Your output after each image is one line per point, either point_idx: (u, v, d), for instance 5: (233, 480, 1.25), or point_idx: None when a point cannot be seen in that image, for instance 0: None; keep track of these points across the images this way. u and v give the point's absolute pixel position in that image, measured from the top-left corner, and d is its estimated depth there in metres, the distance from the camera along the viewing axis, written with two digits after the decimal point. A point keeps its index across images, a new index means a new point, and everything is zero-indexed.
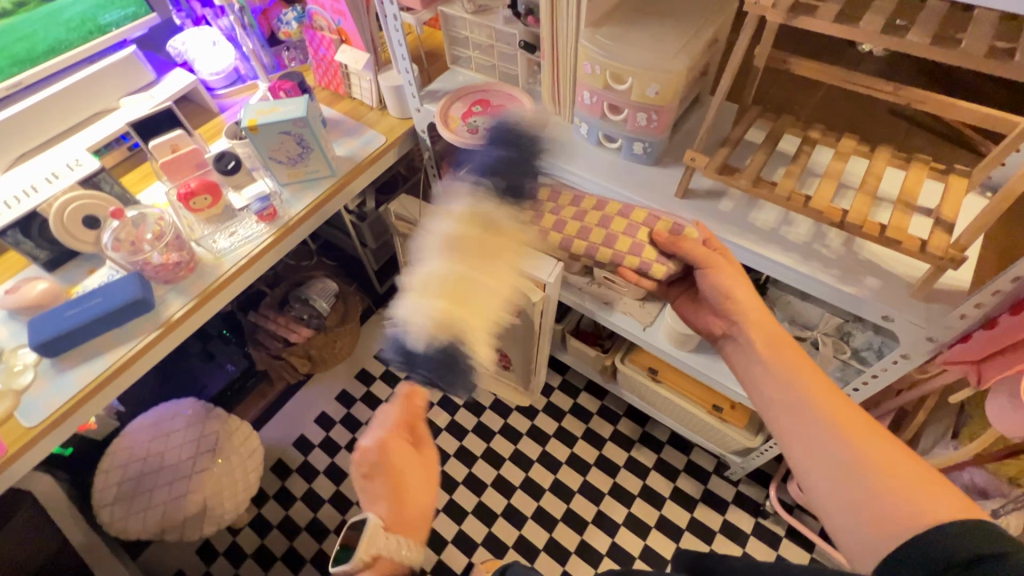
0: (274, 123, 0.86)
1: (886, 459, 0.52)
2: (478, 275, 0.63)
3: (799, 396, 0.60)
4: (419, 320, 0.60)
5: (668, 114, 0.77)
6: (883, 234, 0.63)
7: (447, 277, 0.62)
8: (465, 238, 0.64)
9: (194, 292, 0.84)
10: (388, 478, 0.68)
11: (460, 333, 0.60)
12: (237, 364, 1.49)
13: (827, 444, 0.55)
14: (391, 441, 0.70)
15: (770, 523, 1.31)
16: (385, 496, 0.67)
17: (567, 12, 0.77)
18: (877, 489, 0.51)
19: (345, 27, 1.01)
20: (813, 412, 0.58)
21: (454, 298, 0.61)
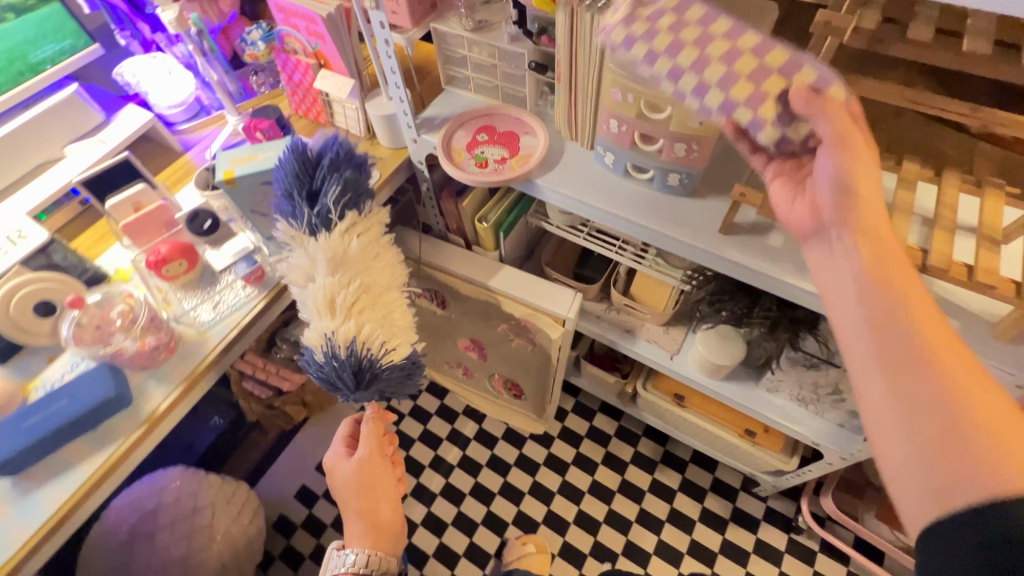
0: (254, 174, 0.74)
1: (986, 405, 0.41)
2: (349, 280, 0.71)
3: (894, 319, 0.46)
4: (309, 345, 0.70)
5: (711, 143, 0.68)
6: (973, 277, 0.56)
7: (320, 295, 0.70)
8: (312, 261, 0.71)
9: (179, 378, 0.73)
10: (339, 492, 0.82)
11: (335, 337, 0.68)
12: (225, 416, 1.37)
13: (908, 379, 0.43)
14: (333, 462, 0.83)
15: (804, 538, 1.27)
16: (342, 504, 0.81)
17: (589, 31, 0.67)
18: (959, 434, 0.40)
19: (324, 50, 0.89)
20: (899, 340, 0.45)
21: (323, 311, 0.70)
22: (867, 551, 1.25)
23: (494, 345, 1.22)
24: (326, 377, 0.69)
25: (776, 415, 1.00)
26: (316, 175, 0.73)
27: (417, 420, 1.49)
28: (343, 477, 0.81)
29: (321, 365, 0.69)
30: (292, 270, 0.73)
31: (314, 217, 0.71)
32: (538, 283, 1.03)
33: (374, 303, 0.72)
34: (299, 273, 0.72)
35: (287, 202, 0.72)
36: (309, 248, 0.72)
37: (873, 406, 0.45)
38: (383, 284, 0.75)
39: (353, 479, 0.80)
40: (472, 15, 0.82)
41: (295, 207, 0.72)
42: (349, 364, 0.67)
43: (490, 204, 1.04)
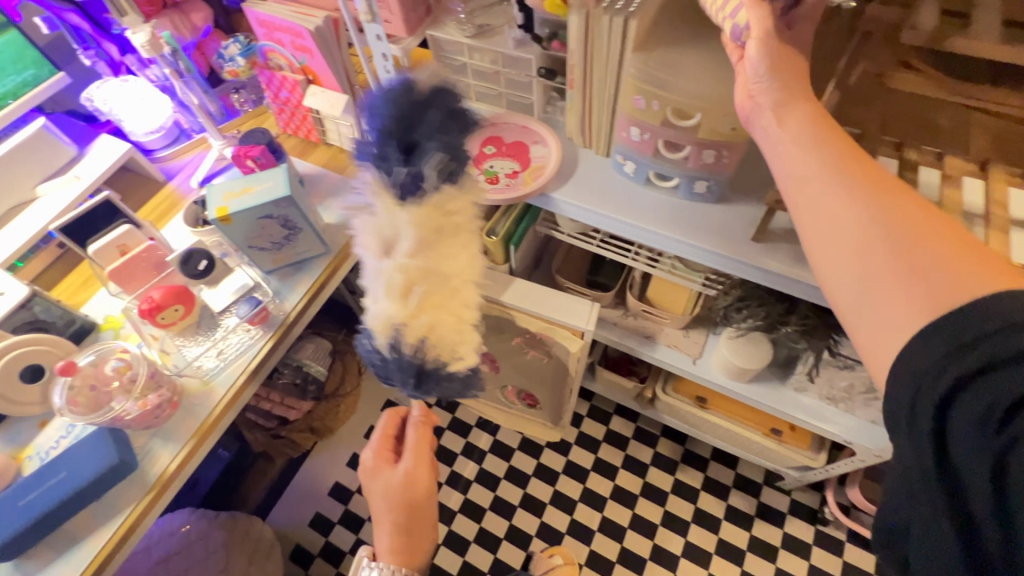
0: (250, 209, 0.68)
1: (921, 233, 0.39)
2: (437, 264, 0.51)
3: (815, 168, 0.44)
4: (377, 330, 0.53)
5: (741, 149, 0.64)
6: None
7: (393, 277, 0.50)
8: (392, 231, 0.49)
9: (186, 435, 0.68)
10: (377, 497, 0.73)
11: (406, 336, 0.52)
12: (229, 449, 1.32)
13: (838, 223, 0.42)
14: (370, 459, 0.75)
15: (831, 529, 1.27)
16: (376, 510, 0.73)
17: (607, 34, 0.62)
18: (903, 264, 0.38)
19: (312, 65, 0.82)
20: (825, 184, 0.43)
21: (393, 300, 0.50)
22: None
23: (507, 359, 1.17)
24: (387, 365, 0.55)
25: (806, 415, 0.96)
26: (418, 127, 0.48)
27: None
28: (383, 481, 0.73)
29: (386, 354, 0.53)
30: (363, 231, 0.51)
31: (404, 178, 0.47)
32: (554, 298, 0.99)
33: (460, 296, 0.53)
34: (371, 237, 0.51)
35: (374, 149, 0.48)
36: (388, 213, 0.49)
37: (819, 259, 0.43)
38: (468, 272, 0.53)
39: (396, 489, 0.72)
40: (472, 21, 0.76)
41: (379, 159, 0.48)
42: (412, 366, 0.53)
43: (497, 216, 0.99)
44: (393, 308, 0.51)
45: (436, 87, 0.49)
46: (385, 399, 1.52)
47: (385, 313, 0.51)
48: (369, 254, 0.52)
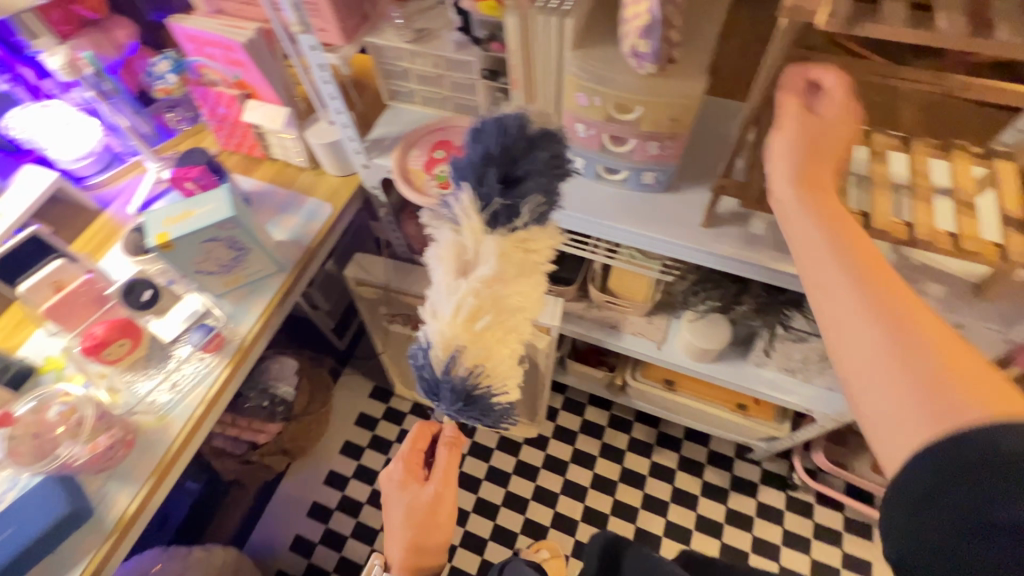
0: (193, 234, 0.65)
1: (946, 350, 0.36)
2: (506, 294, 0.47)
3: (832, 264, 0.41)
4: (437, 352, 0.48)
5: (684, 140, 0.65)
6: (959, 246, 0.57)
7: (465, 302, 0.45)
8: (473, 253, 0.45)
9: (145, 473, 0.65)
10: (398, 510, 0.72)
11: (464, 356, 0.47)
12: (198, 480, 1.27)
13: (846, 325, 0.39)
14: (398, 470, 0.73)
15: (800, 493, 1.32)
16: (392, 523, 0.73)
17: (544, 34, 0.63)
18: (911, 386, 0.35)
19: (248, 79, 0.79)
20: (838, 281, 0.40)
21: (458, 325, 0.46)
22: (859, 495, 1.31)
23: None
24: (432, 381, 0.49)
25: (768, 388, 1.00)
26: (522, 164, 0.44)
27: None
28: (408, 495, 0.72)
29: (438, 374, 0.48)
30: (440, 246, 0.47)
31: (500, 207, 0.44)
32: None
33: (519, 327, 0.50)
34: (447, 255, 0.46)
35: (471, 170, 0.44)
36: (468, 242, 0.45)
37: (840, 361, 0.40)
38: (534, 308, 0.50)
39: (418, 507, 0.71)
40: (410, 25, 0.75)
41: (479, 184, 0.43)
42: (460, 389, 0.48)
43: None
44: (456, 330, 0.46)
45: (546, 129, 0.45)
46: (357, 412, 1.49)
47: (447, 334, 0.46)
48: (439, 278, 0.47)
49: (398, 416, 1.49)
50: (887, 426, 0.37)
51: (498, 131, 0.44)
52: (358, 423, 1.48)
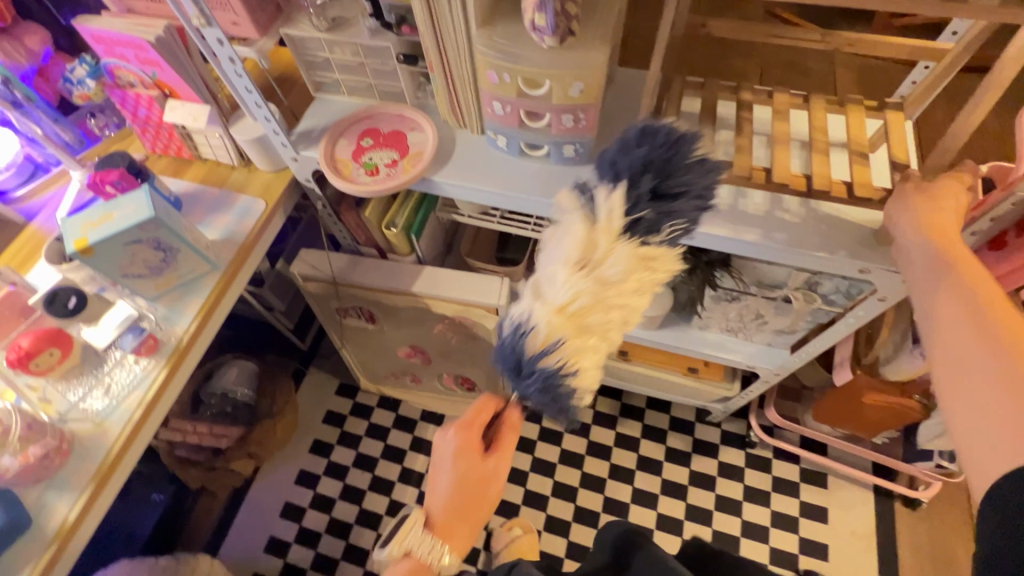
0: (114, 237, 0.65)
1: None
2: (618, 296, 0.52)
3: (950, 303, 0.46)
4: (539, 337, 0.52)
5: (597, 111, 0.67)
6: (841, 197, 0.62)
7: (579, 300, 0.51)
8: (604, 252, 0.50)
9: (83, 481, 0.65)
10: (449, 474, 0.68)
11: (563, 352, 0.52)
12: (165, 491, 1.29)
13: (963, 359, 0.43)
14: (459, 438, 0.68)
15: (758, 450, 1.38)
16: (437, 484, 0.69)
17: (451, 15, 0.64)
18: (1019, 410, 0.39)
19: (165, 78, 0.78)
20: (961, 326, 0.44)
21: (567, 314, 0.52)
22: (812, 446, 1.37)
23: (435, 347, 1.20)
24: (515, 363, 0.55)
25: (712, 348, 1.04)
26: (681, 181, 0.51)
27: (375, 438, 1.46)
28: (463, 463, 0.68)
29: (530, 357, 0.53)
30: (565, 237, 0.51)
31: (644, 218, 0.50)
32: (459, 276, 1.01)
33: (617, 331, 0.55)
34: (573, 243, 0.51)
35: (629, 176, 0.50)
36: (598, 243, 0.50)
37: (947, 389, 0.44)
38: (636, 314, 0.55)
39: (470, 475, 0.68)
40: (324, 13, 0.75)
41: (633, 186, 0.50)
42: (549, 378, 0.53)
43: (395, 207, 0.99)
44: (555, 320, 0.52)
45: (707, 159, 0.52)
46: (325, 410, 1.49)
47: (549, 326, 0.51)
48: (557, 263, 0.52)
49: (366, 411, 1.50)
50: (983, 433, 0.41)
51: (667, 148, 0.51)
52: (327, 421, 1.48)
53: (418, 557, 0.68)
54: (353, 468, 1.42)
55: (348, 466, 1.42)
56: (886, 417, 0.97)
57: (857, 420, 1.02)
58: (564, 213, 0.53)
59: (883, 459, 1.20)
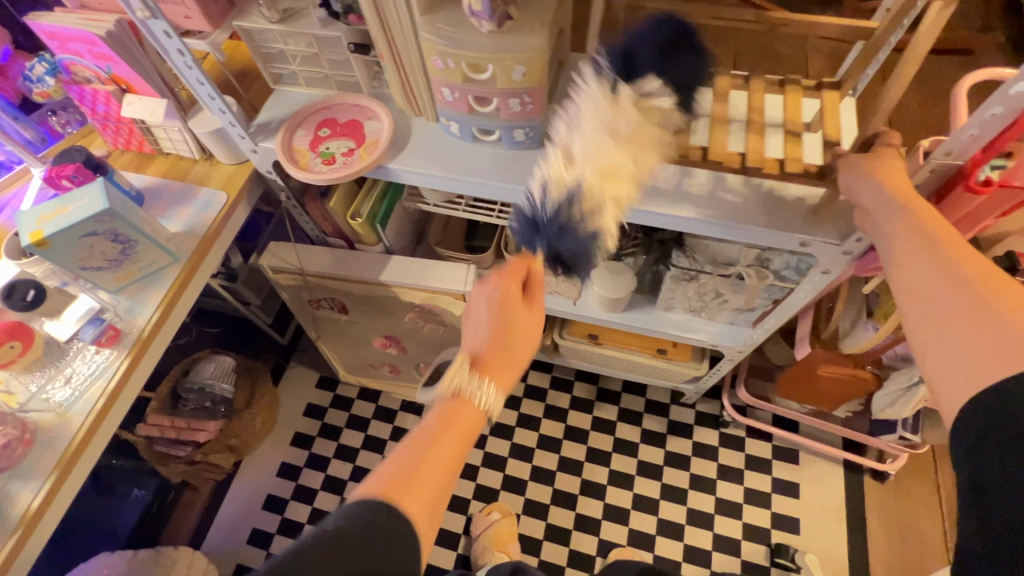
0: (69, 228, 0.66)
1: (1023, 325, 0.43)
2: (637, 162, 0.55)
3: (926, 261, 0.49)
4: (585, 200, 0.55)
5: (542, 94, 0.69)
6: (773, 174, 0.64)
7: (610, 161, 0.54)
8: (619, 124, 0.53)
9: (47, 469, 0.66)
10: (486, 326, 0.62)
11: (597, 211, 0.55)
12: (146, 486, 1.30)
13: (944, 320, 0.47)
14: (502, 289, 0.63)
15: (732, 429, 1.40)
16: (476, 327, 0.63)
17: (393, 3, 0.65)
18: (990, 338, 0.44)
19: (120, 73, 0.79)
20: (938, 287, 0.48)
21: (602, 176, 0.55)
22: (784, 424, 1.40)
23: (409, 336, 1.22)
24: (555, 229, 0.56)
25: (677, 329, 1.05)
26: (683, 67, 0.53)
27: (356, 429, 1.48)
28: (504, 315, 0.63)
29: (571, 221, 0.55)
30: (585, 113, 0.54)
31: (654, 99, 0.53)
32: (428, 264, 1.02)
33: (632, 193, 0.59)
34: (594, 116, 0.53)
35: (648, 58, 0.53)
36: (642, 123, 0.54)
37: (927, 348, 0.48)
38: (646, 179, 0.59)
39: (513, 311, 0.63)
40: (274, 5, 0.76)
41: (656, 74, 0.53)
42: (586, 238, 0.56)
43: (360, 197, 1.01)
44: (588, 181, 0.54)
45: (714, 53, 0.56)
46: (305, 403, 1.51)
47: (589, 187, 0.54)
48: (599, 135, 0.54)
49: (346, 403, 1.51)
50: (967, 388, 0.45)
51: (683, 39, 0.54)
52: (307, 414, 1.50)
53: (461, 395, 0.59)
54: (334, 459, 1.44)
55: (330, 457, 1.44)
56: (844, 389, 0.99)
57: (816, 393, 1.04)
58: (603, 83, 0.54)
59: (851, 433, 1.23)
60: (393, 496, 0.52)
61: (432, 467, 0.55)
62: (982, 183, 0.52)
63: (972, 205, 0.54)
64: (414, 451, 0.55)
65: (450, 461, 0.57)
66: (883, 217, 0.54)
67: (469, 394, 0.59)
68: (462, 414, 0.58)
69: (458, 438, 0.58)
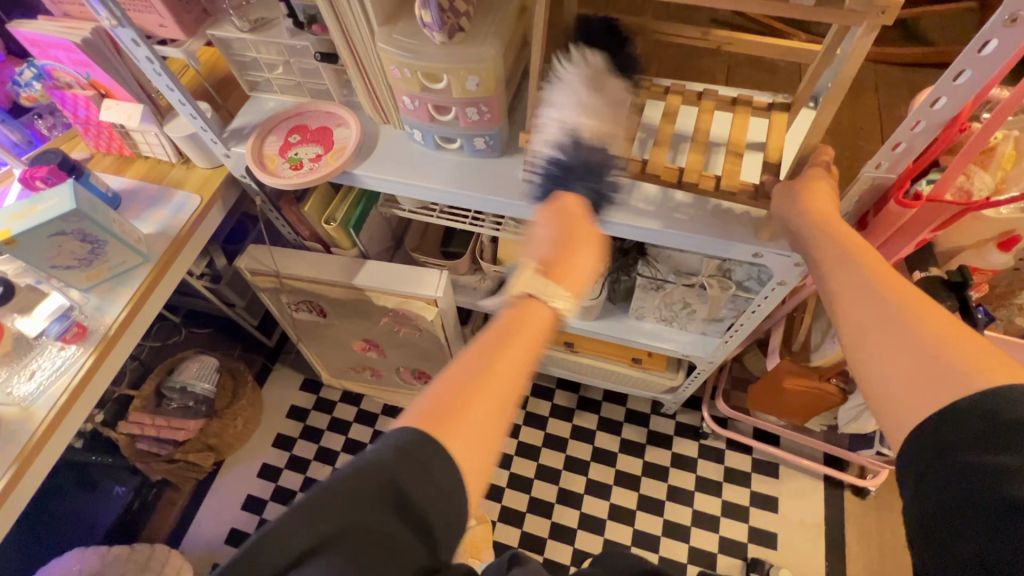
0: (37, 228, 0.68)
1: (946, 346, 0.43)
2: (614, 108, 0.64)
3: (863, 282, 0.50)
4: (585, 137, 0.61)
5: (498, 103, 0.70)
6: (719, 186, 0.66)
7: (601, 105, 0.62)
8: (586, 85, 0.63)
9: (8, 461, 0.68)
10: (543, 240, 0.59)
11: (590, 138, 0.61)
12: (127, 483, 1.32)
13: (872, 340, 0.47)
14: (565, 208, 0.60)
15: (712, 441, 1.40)
16: (540, 235, 0.60)
17: (352, 13, 0.67)
18: (923, 368, 0.43)
19: (98, 79, 0.82)
20: (868, 309, 0.48)
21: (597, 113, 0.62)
22: (766, 438, 1.39)
23: (387, 339, 1.23)
24: (579, 166, 0.62)
25: (647, 338, 1.05)
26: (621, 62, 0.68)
27: (337, 432, 1.49)
28: (563, 230, 0.59)
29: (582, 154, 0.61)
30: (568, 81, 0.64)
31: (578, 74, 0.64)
32: (400, 268, 1.04)
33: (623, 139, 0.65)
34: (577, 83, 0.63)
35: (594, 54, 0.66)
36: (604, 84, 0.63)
37: (861, 368, 0.48)
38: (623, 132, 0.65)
39: (577, 224, 0.60)
40: (246, 15, 0.78)
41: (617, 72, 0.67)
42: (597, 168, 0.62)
43: (336, 202, 1.03)
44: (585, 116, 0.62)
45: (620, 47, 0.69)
46: (289, 404, 1.52)
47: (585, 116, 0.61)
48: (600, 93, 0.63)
49: (329, 406, 1.52)
50: (899, 409, 0.44)
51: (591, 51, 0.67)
52: (291, 415, 1.51)
53: (532, 301, 0.55)
54: (315, 461, 1.45)
55: (311, 459, 1.45)
56: (808, 402, 0.99)
57: (783, 405, 1.03)
58: (594, 61, 0.66)
59: (829, 447, 1.22)
60: (435, 430, 0.46)
61: (490, 387, 0.49)
62: (910, 199, 0.56)
63: (904, 219, 0.58)
64: (465, 367, 0.49)
65: (518, 372, 0.51)
66: (825, 244, 0.55)
67: (540, 298, 0.55)
68: (532, 317, 0.54)
69: (528, 344, 0.53)
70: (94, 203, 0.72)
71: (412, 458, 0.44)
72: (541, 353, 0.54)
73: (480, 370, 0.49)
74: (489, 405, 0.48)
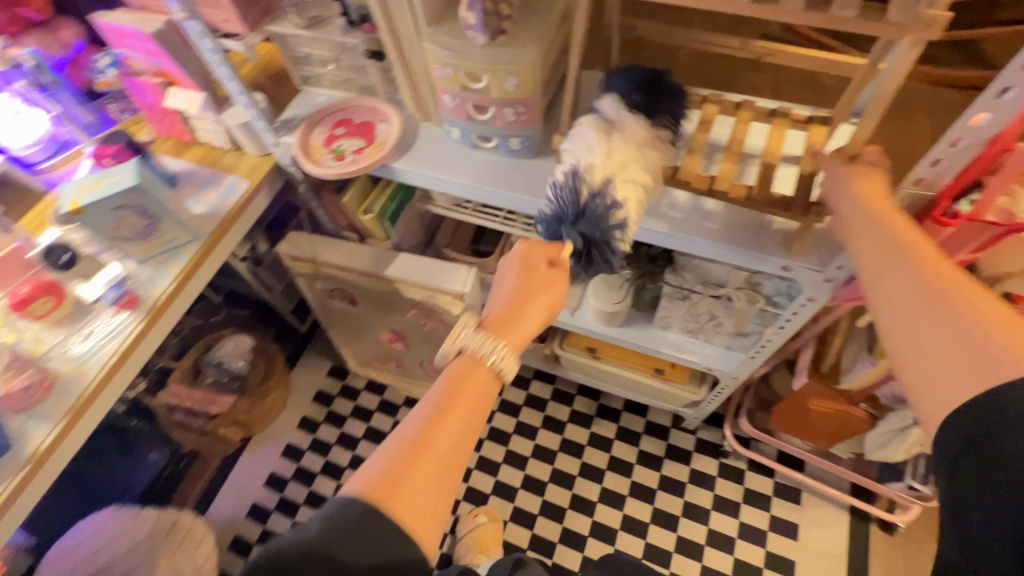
0: (103, 201, 0.73)
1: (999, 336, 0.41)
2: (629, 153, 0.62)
3: (904, 270, 0.47)
4: (594, 177, 0.61)
5: (534, 105, 0.72)
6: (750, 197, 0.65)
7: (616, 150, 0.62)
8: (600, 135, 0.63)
9: (59, 414, 0.74)
10: (501, 294, 0.63)
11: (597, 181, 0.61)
12: (161, 451, 1.39)
13: (913, 329, 0.45)
14: (527, 264, 0.62)
15: (732, 460, 1.37)
16: (501, 285, 0.63)
17: (401, 13, 0.70)
18: (971, 361, 0.41)
19: (166, 67, 0.88)
20: (910, 297, 0.46)
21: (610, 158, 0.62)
22: (789, 462, 1.35)
23: (413, 331, 1.26)
24: (573, 211, 0.61)
25: (671, 347, 1.03)
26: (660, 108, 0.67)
27: (359, 419, 1.53)
28: (522, 287, 0.62)
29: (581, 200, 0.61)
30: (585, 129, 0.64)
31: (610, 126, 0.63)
32: (430, 261, 1.06)
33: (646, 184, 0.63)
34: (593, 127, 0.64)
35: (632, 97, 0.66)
36: (632, 137, 0.63)
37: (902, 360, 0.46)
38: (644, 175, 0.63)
39: (538, 279, 0.62)
40: (303, 13, 0.83)
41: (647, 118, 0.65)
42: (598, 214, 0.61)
43: (374, 194, 1.06)
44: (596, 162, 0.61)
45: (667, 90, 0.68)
46: (315, 389, 1.58)
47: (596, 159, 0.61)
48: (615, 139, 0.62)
49: (354, 393, 1.57)
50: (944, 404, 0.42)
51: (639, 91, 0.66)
52: (317, 400, 1.56)
53: (472, 354, 0.58)
54: (336, 446, 1.49)
55: (332, 444, 1.49)
56: (834, 425, 0.96)
57: (809, 427, 1.01)
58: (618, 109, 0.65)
59: (856, 476, 1.18)
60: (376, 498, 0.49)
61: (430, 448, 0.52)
62: (949, 216, 0.56)
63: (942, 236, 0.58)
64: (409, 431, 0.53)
65: (461, 429, 0.55)
66: (865, 226, 0.52)
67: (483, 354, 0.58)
68: (474, 375, 0.58)
69: (472, 400, 0.57)
70: (156, 184, 0.77)
71: (341, 530, 0.46)
72: (486, 405, 0.58)
73: (417, 436, 0.53)
74: (430, 461, 0.52)
